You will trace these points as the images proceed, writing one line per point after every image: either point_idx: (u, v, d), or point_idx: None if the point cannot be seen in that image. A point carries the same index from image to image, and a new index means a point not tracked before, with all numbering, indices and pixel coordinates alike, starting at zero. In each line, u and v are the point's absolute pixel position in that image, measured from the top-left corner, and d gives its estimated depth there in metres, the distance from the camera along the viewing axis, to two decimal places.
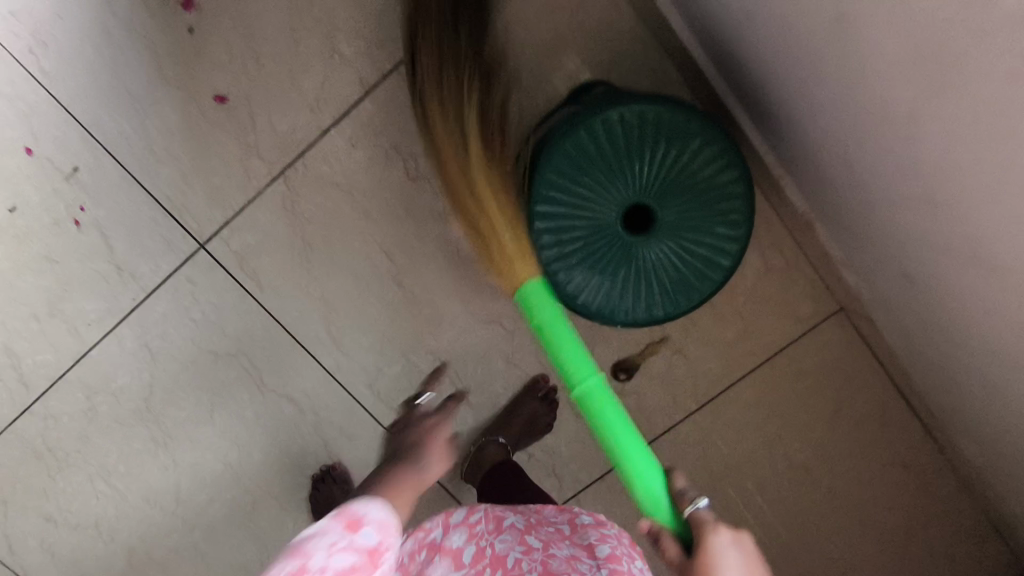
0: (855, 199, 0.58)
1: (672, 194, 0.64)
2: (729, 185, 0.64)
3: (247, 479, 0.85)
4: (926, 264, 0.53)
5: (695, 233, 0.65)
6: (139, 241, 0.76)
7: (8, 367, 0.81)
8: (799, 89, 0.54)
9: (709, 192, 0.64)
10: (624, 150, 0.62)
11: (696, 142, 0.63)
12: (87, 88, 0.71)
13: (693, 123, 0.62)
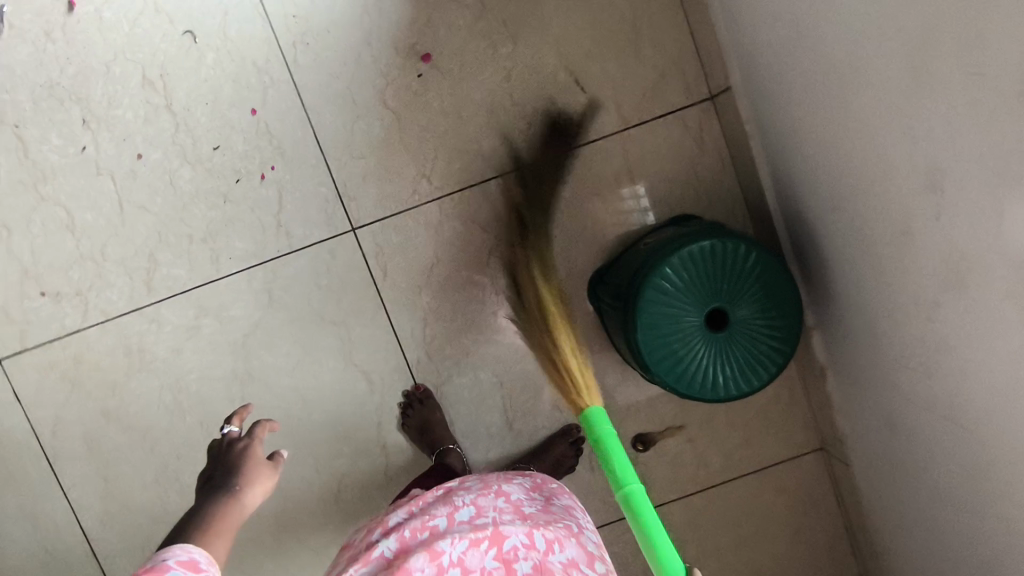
0: (860, 364, 0.79)
1: (744, 302, 0.80)
2: (785, 299, 0.81)
3: (298, 431, 0.96)
4: (903, 423, 0.73)
5: (758, 334, 0.81)
6: (304, 210, 0.92)
7: (143, 270, 0.93)
8: (846, 275, 0.75)
9: (772, 303, 0.81)
10: (707, 264, 0.79)
11: (762, 267, 0.80)
12: (323, 86, 0.90)
13: (761, 253, 0.80)
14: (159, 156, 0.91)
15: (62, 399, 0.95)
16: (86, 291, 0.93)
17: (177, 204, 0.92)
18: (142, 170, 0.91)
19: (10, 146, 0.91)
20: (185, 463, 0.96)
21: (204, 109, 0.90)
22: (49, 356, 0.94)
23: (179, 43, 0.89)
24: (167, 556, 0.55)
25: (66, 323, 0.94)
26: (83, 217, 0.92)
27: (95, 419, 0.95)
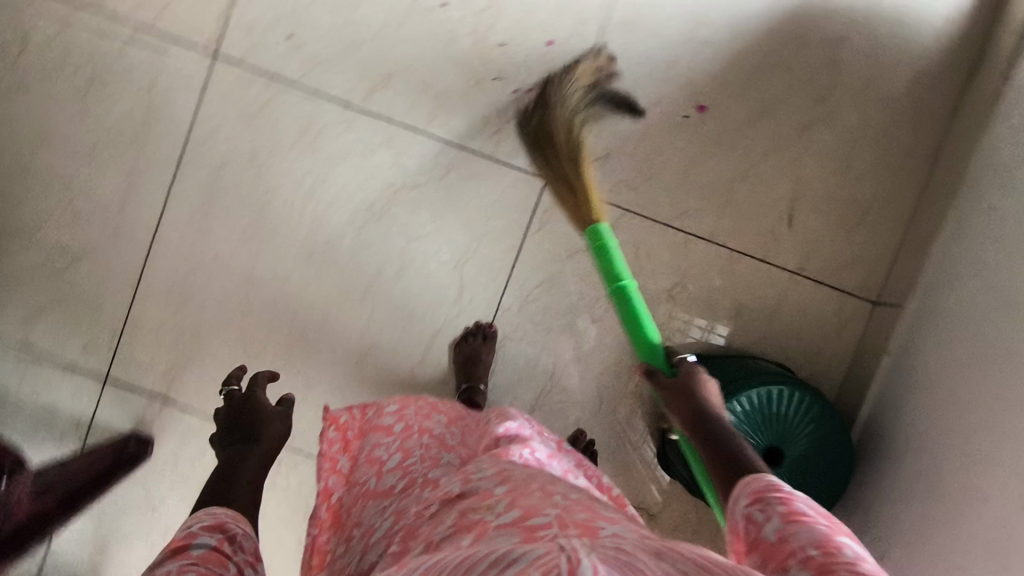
0: None
1: (797, 444, 0.88)
2: (836, 449, 0.89)
3: (379, 286, 1.03)
4: None
5: (806, 475, 0.89)
6: (524, 138, 1.00)
7: (373, 80, 1.01)
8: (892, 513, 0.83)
9: (823, 452, 0.88)
10: (769, 403, 0.87)
11: (817, 419, 0.88)
12: (613, 66, 0.99)
13: (819, 408, 0.88)
14: (456, 14, 1.00)
15: (232, 118, 1.02)
16: (319, 61, 1.01)
17: (439, 57, 1.00)
18: (436, 14, 1.00)
19: None
20: (276, 238, 1.03)
21: (519, 14, 1.00)
22: (250, 81, 1.01)
23: None
24: (193, 525, 0.58)
25: (287, 70, 1.01)
26: (365, 9, 1.00)
27: (241, 152, 1.02)
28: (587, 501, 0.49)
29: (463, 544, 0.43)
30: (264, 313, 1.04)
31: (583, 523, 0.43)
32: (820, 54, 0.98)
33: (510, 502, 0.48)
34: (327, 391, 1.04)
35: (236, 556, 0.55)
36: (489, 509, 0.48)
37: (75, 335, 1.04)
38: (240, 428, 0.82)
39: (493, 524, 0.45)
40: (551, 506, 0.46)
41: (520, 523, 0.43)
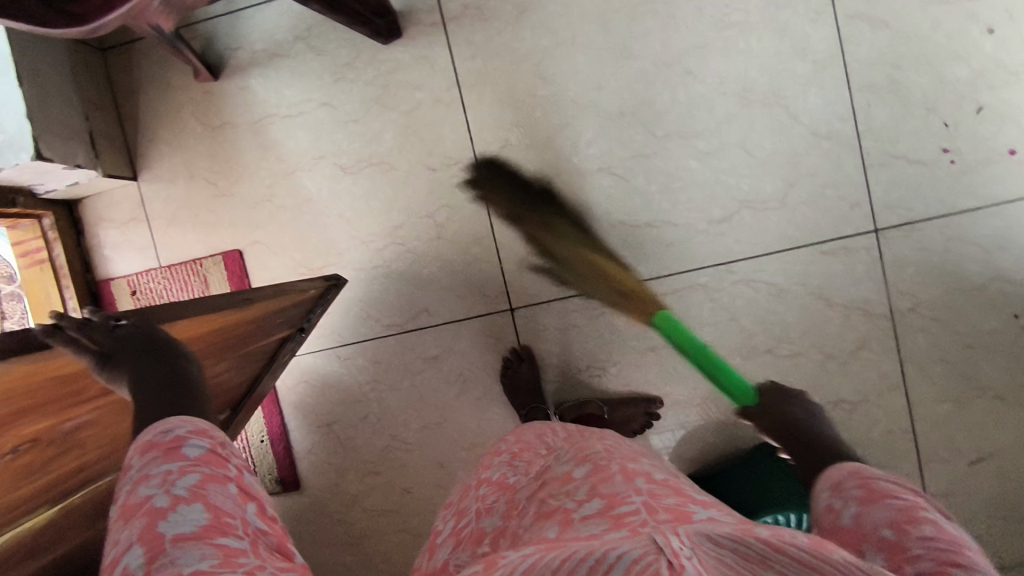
0: None
1: None
2: None
3: (676, 145, 0.96)
4: None
5: None
6: (901, 186, 0.94)
7: (870, 13, 0.93)
8: None
9: None
10: None
11: None
12: (1022, 222, 0.93)
13: None
14: (985, 48, 0.91)
15: None
16: None
17: (932, 58, 0.92)
18: (972, 28, 0.91)
19: None
20: (662, 22, 0.95)
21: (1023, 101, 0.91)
22: None
23: None
24: (174, 424, 0.50)
25: None
26: None
27: None
28: (678, 484, 0.54)
29: (549, 533, 0.47)
30: (584, 58, 0.97)
31: (674, 508, 0.48)
32: None
33: (591, 488, 0.52)
34: (552, 161, 0.98)
35: (231, 460, 0.51)
36: (572, 496, 0.52)
37: None
38: (132, 343, 0.54)
39: (579, 516, 0.49)
40: (637, 493, 0.50)
41: (610, 514, 0.47)
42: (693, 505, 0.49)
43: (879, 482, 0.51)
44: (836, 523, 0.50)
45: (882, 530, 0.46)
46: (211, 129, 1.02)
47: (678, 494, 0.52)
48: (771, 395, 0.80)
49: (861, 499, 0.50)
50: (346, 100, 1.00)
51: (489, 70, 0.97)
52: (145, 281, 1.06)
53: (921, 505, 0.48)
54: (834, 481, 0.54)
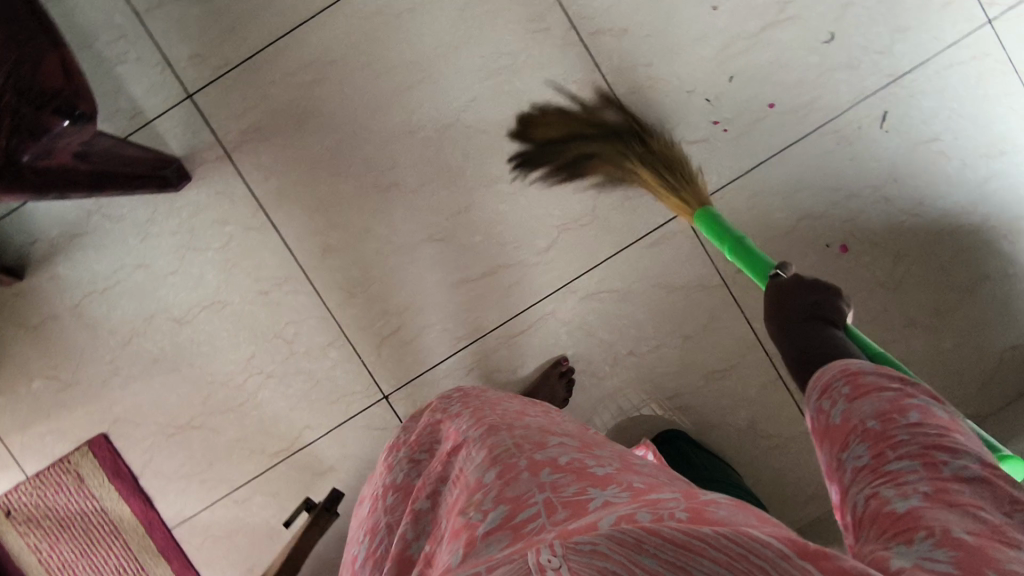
0: None
1: None
2: None
3: (482, 194, 1.01)
4: None
5: None
6: (691, 167, 1.01)
7: (610, 25, 0.99)
8: None
9: None
10: None
11: None
12: (804, 164, 1.01)
13: None
14: (718, 25, 0.99)
15: None
16: None
17: (675, 48, 0.99)
18: (699, 11, 0.99)
19: None
20: (429, 90, 0.99)
21: (765, 60, 0.99)
22: None
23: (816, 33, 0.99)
24: None
25: None
26: None
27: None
28: (579, 462, 0.55)
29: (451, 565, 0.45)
30: (371, 146, 1.00)
31: (572, 505, 0.47)
32: (965, 276, 1.02)
33: (495, 492, 0.52)
34: (375, 248, 1.01)
35: None
36: (477, 507, 0.51)
37: (193, 38, 0.97)
38: None
39: (482, 534, 0.47)
40: (540, 492, 0.50)
41: (511, 526, 0.47)
42: (591, 488, 0.50)
43: (869, 379, 0.48)
44: (826, 423, 0.47)
45: (867, 422, 0.44)
46: (34, 326, 1.00)
47: (580, 476, 0.52)
48: (825, 310, 0.72)
49: (849, 398, 0.47)
50: (159, 256, 1.00)
51: (286, 184, 0.99)
52: (17, 497, 1.02)
53: (907, 396, 0.46)
54: (823, 384, 0.50)
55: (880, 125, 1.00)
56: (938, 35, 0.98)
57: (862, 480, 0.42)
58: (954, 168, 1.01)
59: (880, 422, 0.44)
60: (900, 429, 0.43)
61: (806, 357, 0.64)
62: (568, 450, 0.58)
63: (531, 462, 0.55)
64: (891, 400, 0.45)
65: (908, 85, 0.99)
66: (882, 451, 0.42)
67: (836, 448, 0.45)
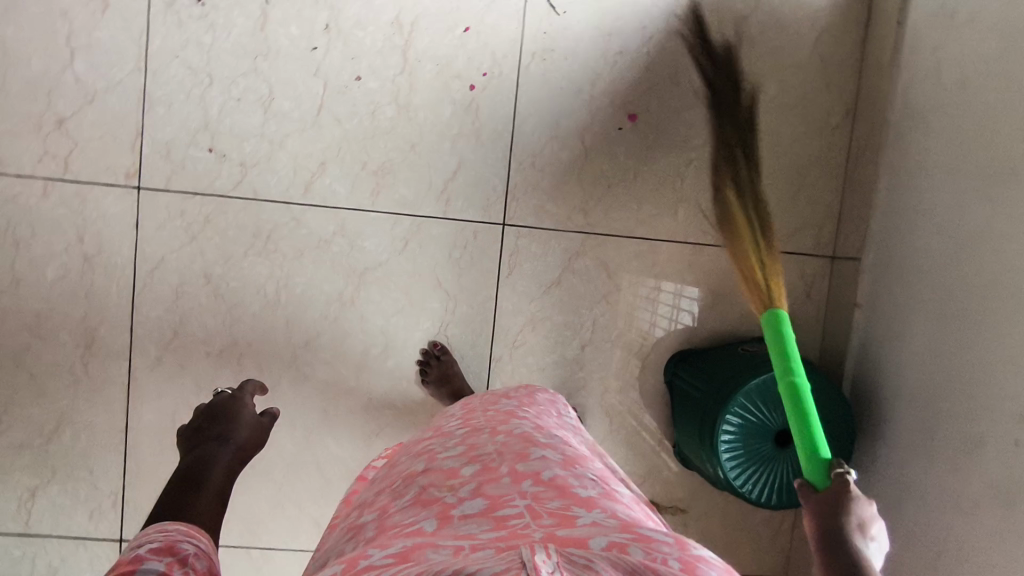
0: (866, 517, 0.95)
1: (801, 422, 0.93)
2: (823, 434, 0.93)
3: (370, 371, 1.02)
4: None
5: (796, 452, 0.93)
6: (471, 191, 1.00)
7: (308, 172, 0.98)
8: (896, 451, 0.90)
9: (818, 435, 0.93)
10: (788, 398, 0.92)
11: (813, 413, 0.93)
12: (539, 97, 0.99)
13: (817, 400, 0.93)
14: (374, 84, 0.97)
15: (178, 244, 0.98)
16: (246, 166, 0.97)
17: (366, 132, 0.98)
18: (351, 90, 0.97)
19: (248, 13, 0.95)
20: (254, 353, 1.00)
21: (430, 67, 0.98)
22: (180, 205, 0.97)
23: (440, 6, 0.97)
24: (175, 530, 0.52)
25: (213, 186, 0.97)
26: (279, 103, 0.97)
27: (194, 278, 0.98)
28: (563, 479, 0.55)
29: (426, 530, 0.49)
30: None
31: (558, 517, 0.50)
32: (729, 37, 1.00)
33: (477, 485, 0.54)
34: (346, 483, 1.04)
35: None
36: (454, 490, 0.54)
37: (78, 505, 1.00)
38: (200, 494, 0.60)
39: (459, 512, 0.51)
40: (522, 496, 0.53)
41: (492, 516, 0.50)
42: (577, 508, 0.51)
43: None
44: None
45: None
46: None
47: (564, 490, 0.53)
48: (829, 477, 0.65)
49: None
50: None
51: (246, 515, 1.03)
52: None
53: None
54: (835, 564, 0.54)
55: (555, 12, 0.98)
56: None
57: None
58: None
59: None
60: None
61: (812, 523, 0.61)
62: (556, 459, 0.58)
63: (518, 468, 0.56)
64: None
65: None
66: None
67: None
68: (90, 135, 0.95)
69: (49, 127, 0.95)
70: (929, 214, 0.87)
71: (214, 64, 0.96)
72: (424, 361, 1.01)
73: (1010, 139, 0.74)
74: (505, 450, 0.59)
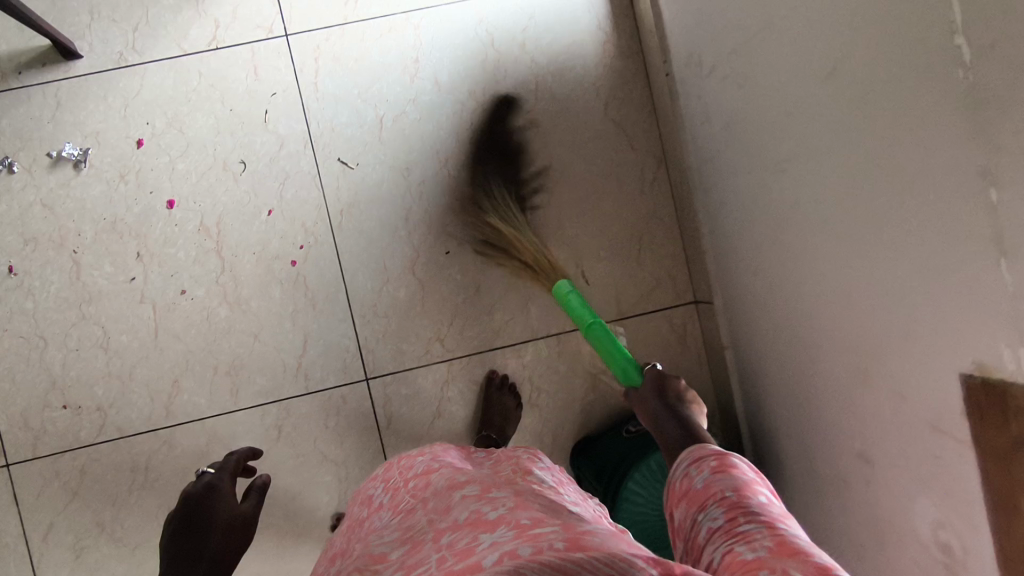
0: None
1: None
2: None
3: (285, 562, 1.01)
4: None
5: None
6: (326, 357, 1.00)
7: (165, 394, 0.99)
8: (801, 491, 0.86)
9: None
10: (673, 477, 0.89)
11: None
12: (361, 249, 1.00)
13: None
14: (201, 293, 0.99)
15: (60, 505, 0.98)
16: (103, 409, 0.98)
17: (207, 339, 0.99)
18: (179, 304, 0.99)
19: (61, 266, 0.97)
20: None
21: (249, 257, 0.99)
22: (52, 467, 0.98)
23: (239, 198, 0.99)
24: None
25: (78, 437, 0.98)
26: (116, 339, 0.98)
27: (87, 531, 0.98)
28: (474, 512, 0.53)
29: None
30: None
31: (463, 552, 0.48)
32: (521, 134, 1.02)
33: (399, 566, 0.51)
34: None
35: None
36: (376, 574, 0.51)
37: None
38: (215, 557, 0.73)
39: None
40: (437, 552, 0.50)
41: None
42: (482, 535, 0.49)
43: (734, 460, 0.55)
44: (692, 487, 0.55)
45: (726, 492, 0.51)
46: None
47: (474, 525, 0.51)
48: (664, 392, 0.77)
49: (713, 468, 0.55)
50: None
51: None
52: None
53: (761, 483, 0.53)
54: (696, 457, 0.58)
55: (349, 167, 1.00)
56: (283, 87, 0.99)
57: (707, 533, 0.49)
58: (414, 111, 1.00)
59: (735, 495, 0.50)
60: (751, 502, 0.49)
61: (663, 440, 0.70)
62: (469, 501, 0.56)
63: (436, 530, 0.53)
64: (764, 490, 0.52)
65: (320, 131, 0.99)
66: (733, 514, 0.48)
67: (698, 504, 0.52)
68: None
69: None
70: (744, 256, 0.87)
71: (43, 324, 0.97)
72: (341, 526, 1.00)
73: (774, 184, 0.76)
74: (426, 519, 0.57)
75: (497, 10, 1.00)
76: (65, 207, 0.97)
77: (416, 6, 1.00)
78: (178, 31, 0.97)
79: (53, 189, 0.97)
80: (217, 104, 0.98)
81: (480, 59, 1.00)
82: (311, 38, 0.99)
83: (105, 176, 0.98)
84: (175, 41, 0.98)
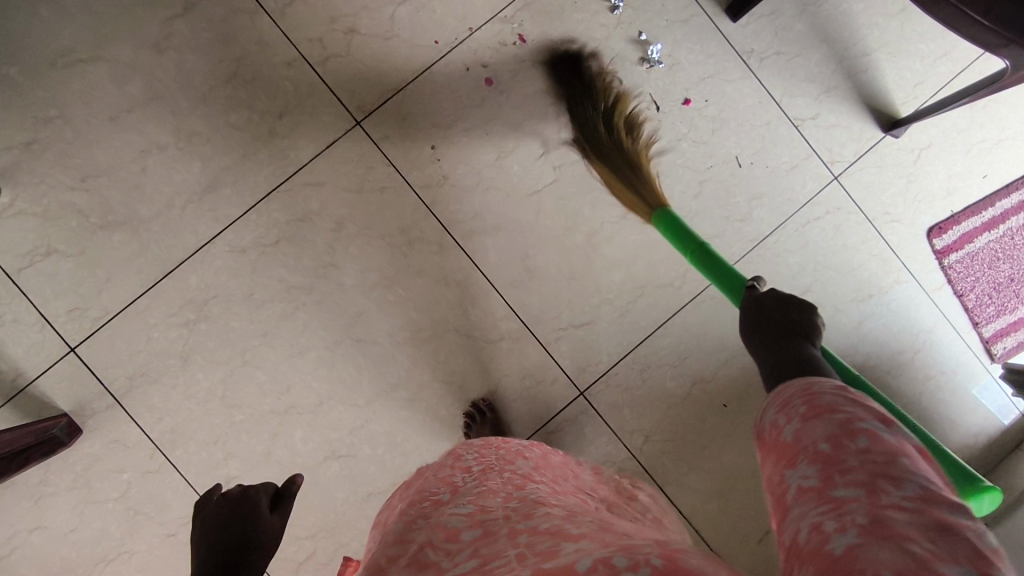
0: None
1: None
2: None
3: (383, 404, 1.00)
4: None
5: None
6: (582, 348, 1.03)
7: (483, 227, 1.01)
8: None
9: None
10: None
11: None
12: (690, 332, 1.04)
13: None
14: (587, 214, 1.02)
15: (340, 187, 0.99)
16: (444, 180, 1.00)
17: (549, 240, 1.02)
18: (569, 203, 1.02)
19: (552, 87, 1.02)
20: (315, 309, 0.99)
21: (637, 238, 1.03)
22: (372, 162, 0.99)
23: (682, 206, 1.04)
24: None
25: (407, 171, 1.00)
26: (509, 163, 1.01)
27: (328, 218, 0.99)
28: (559, 523, 0.51)
29: None
30: (264, 372, 0.98)
31: (544, 555, 0.44)
32: None
33: (471, 550, 0.50)
34: (279, 471, 0.98)
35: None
36: (451, 557, 0.50)
37: (67, 293, 0.95)
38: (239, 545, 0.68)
39: None
40: (514, 547, 0.47)
41: None
42: (566, 543, 0.45)
43: (825, 397, 0.45)
44: (778, 439, 0.44)
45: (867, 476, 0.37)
46: None
47: (557, 533, 0.48)
48: (780, 316, 0.66)
49: (806, 418, 0.43)
50: (56, 514, 0.95)
51: (181, 422, 0.97)
52: None
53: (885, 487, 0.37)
54: (781, 400, 0.47)
55: (754, 284, 1.05)
56: (790, 195, 1.05)
57: (810, 504, 0.38)
58: (829, 315, 1.05)
59: (833, 443, 0.40)
60: (851, 452, 0.39)
61: (766, 344, 0.63)
62: (553, 515, 0.53)
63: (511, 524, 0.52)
64: (845, 396, 0.45)
65: (772, 244, 1.05)
66: (831, 476, 0.39)
67: (781, 465, 0.42)
68: (362, 60, 0.99)
69: (342, 27, 0.99)
70: None
71: (493, 94, 1.01)
72: (471, 414, 0.99)
73: None
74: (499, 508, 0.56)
75: (939, 336, 1.07)
76: (602, 68, 1.02)
77: (911, 271, 1.06)
78: (792, 90, 1.05)
79: (612, 52, 1.02)
80: (751, 149, 1.04)
81: (898, 345, 1.06)
82: (841, 199, 1.06)
83: (644, 87, 1.03)
84: (784, 89, 1.05)
